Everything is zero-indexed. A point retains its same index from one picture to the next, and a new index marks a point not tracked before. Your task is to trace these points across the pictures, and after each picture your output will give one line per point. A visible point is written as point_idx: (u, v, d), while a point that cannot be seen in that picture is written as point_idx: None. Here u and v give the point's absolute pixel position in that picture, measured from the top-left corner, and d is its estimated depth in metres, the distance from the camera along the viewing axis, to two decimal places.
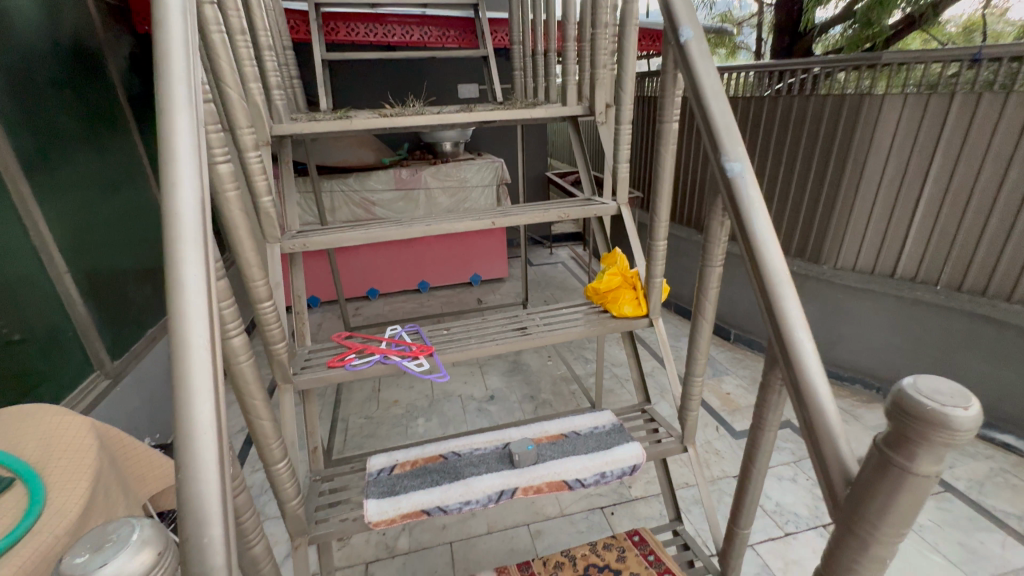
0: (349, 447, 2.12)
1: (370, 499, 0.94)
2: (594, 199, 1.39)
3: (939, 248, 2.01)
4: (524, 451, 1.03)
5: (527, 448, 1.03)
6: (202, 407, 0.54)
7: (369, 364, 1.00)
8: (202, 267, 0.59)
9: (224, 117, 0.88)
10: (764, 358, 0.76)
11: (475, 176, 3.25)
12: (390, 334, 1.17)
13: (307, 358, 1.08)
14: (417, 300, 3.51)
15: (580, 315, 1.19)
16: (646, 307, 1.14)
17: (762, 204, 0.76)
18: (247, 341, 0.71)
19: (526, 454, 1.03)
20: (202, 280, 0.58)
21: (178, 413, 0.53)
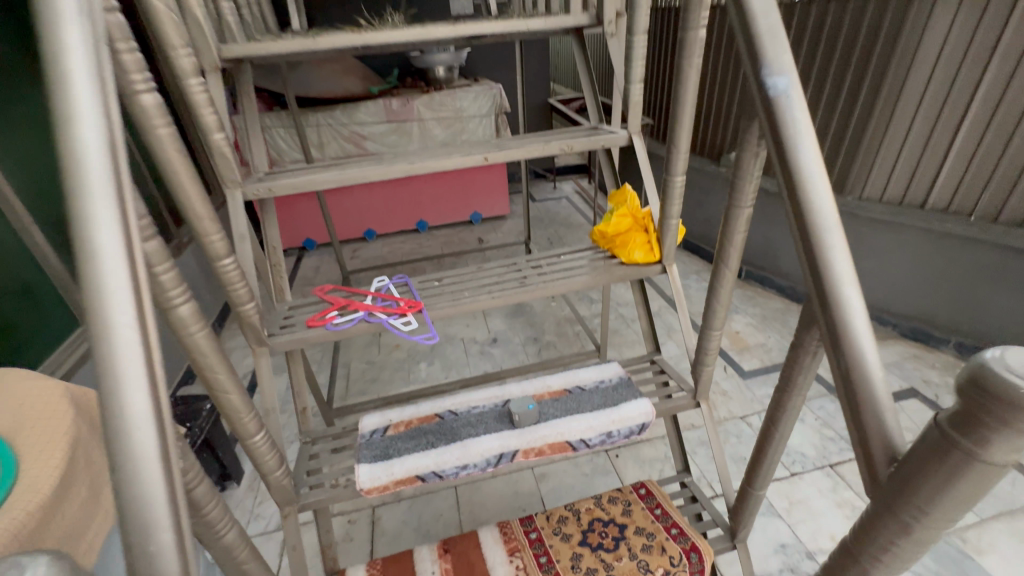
0: (353, 393, 2.10)
1: (362, 465, 0.89)
2: (602, 129, 1.22)
3: (978, 177, 1.82)
4: (524, 410, 0.96)
5: (527, 408, 0.96)
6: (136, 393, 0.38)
7: (352, 323, 0.91)
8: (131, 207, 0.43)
9: (151, 35, 0.72)
10: (800, 316, 0.64)
11: (472, 105, 3.00)
12: (376, 287, 1.07)
13: (287, 316, 0.99)
14: (416, 240, 3.38)
15: (585, 261, 1.07)
16: (659, 253, 1.02)
17: (810, 128, 0.62)
18: (198, 310, 0.61)
19: (526, 414, 0.96)
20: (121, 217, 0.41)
21: (101, 397, 0.38)
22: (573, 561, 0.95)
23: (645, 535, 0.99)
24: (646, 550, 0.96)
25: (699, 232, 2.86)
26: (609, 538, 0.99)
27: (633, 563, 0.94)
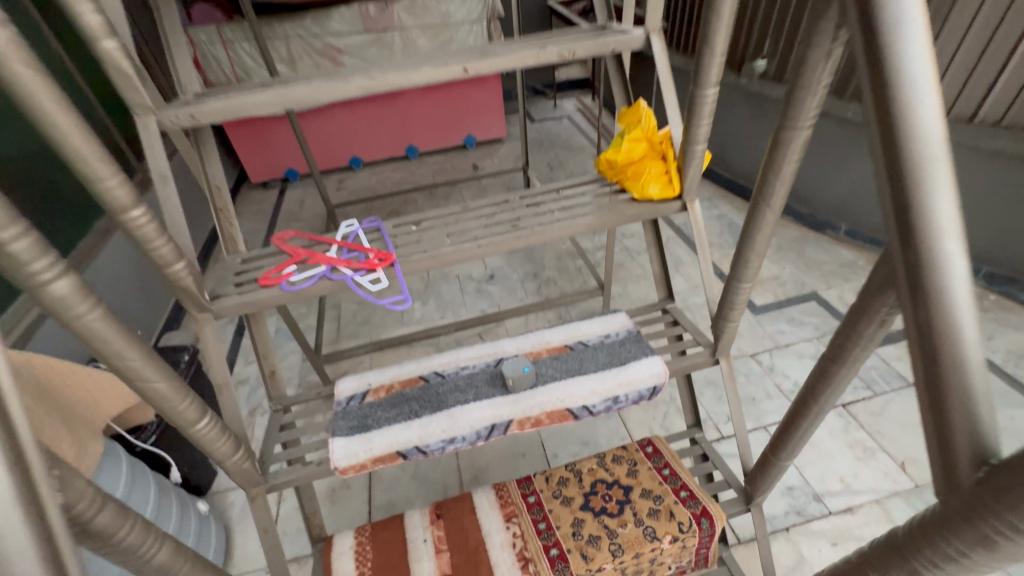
0: (344, 336, 2.00)
1: (337, 438, 0.79)
2: (611, 28, 0.98)
3: None
4: (518, 372, 0.84)
5: (521, 370, 0.84)
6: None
7: (313, 281, 0.76)
8: None
9: None
10: (880, 273, 0.48)
11: (460, 9, 2.61)
12: (344, 233, 0.91)
13: (239, 270, 0.84)
14: (406, 168, 3.13)
15: (590, 198, 0.90)
16: (679, 186, 0.84)
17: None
18: (82, 285, 0.46)
19: (520, 377, 0.84)
20: None
21: None
22: (573, 528, 0.88)
23: (652, 499, 0.91)
24: (652, 516, 0.88)
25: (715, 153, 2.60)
26: (613, 502, 0.91)
27: (639, 530, 0.87)
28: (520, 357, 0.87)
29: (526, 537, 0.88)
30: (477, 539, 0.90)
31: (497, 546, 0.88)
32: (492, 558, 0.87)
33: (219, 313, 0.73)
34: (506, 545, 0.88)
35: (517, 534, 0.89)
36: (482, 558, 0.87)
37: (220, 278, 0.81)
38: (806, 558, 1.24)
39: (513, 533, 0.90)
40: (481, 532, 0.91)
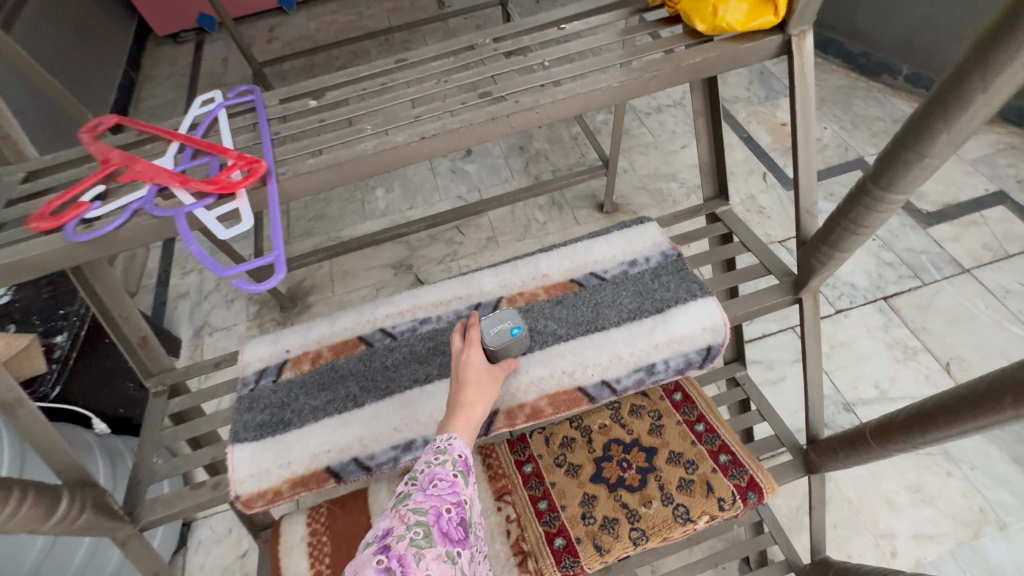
0: (295, 236, 1.66)
1: (238, 446, 0.53)
2: None
3: None
4: (503, 337, 0.54)
5: (509, 336, 0.53)
6: None
7: (127, 217, 0.43)
8: None
9: None
10: None
11: None
12: (198, 116, 0.54)
13: (19, 195, 0.49)
14: (352, 8, 2.45)
15: (616, 38, 0.52)
16: (784, 8, 0.46)
17: None
18: None
19: (507, 346, 0.53)
20: None
21: None
22: (583, 508, 0.69)
23: (683, 465, 0.71)
24: (684, 490, 0.68)
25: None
26: (633, 471, 0.71)
27: (667, 510, 0.67)
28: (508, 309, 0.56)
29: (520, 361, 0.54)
30: (457, 365, 0.51)
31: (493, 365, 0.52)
32: (495, 385, 0.51)
33: None
34: (502, 368, 0.53)
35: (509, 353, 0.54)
36: (486, 382, 0.50)
37: None
38: (832, 474, 1.11)
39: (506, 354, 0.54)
40: (454, 355, 0.53)
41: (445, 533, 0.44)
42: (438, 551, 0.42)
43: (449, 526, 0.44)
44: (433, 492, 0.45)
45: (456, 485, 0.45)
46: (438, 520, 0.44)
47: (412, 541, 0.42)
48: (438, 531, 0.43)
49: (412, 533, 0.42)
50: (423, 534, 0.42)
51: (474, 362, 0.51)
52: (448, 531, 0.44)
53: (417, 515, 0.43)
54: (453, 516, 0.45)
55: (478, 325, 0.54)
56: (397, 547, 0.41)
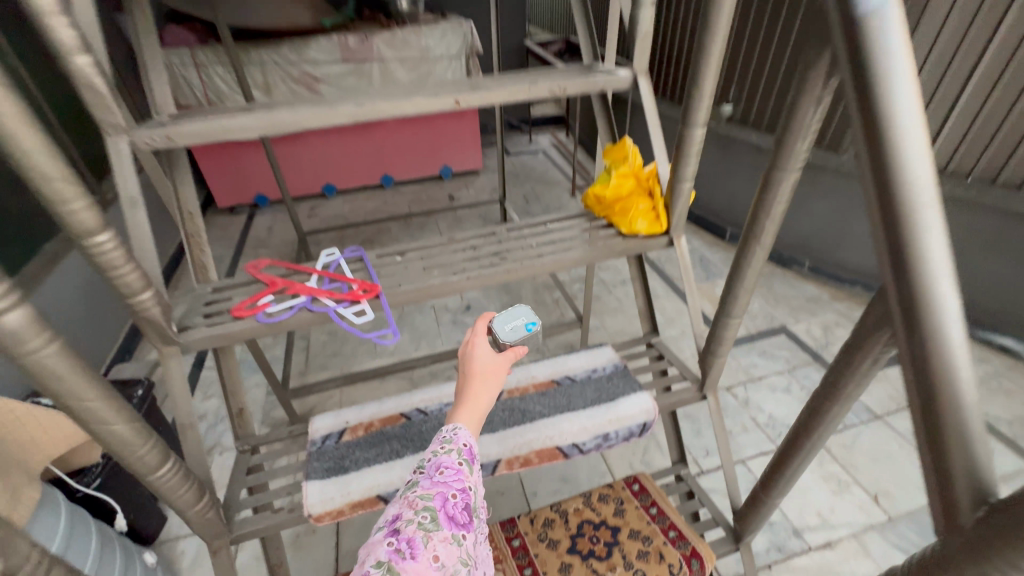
0: (312, 368, 1.89)
1: (311, 481, 0.74)
2: (597, 66, 0.99)
3: (983, 133, 1.64)
4: (517, 332, 0.65)
5: (521, 333, 0.65)
6: None
7: (292, 312, 0.73)
8: None
9: None
10: (874, 311, 0.49)
11: (439, 44, 2.62)
12: (325, 262, 0.88)
13: (209, 301, 0.78)
14: (380, 197, 3.10)
15: (577, 232, 0.90)
16: (667, 222, 0.85)
17: (911, 55, 0.40)
18: (37, 317, 0.42)
19: (520, 341, 0.65)
20: None
21: None
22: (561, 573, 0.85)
23: (641, 540, 0.88)
24: (642, 558, 0.85)
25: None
26: (601, 544, 0.88)
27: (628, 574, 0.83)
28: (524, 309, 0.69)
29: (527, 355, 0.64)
30: (470, 354, 0.63)
31: (498, 359, 0.63)
32: (497, 376, 0.62)
33: (187, 346, 0.67)
34: (508, 357, 0.63)
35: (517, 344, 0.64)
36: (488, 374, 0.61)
37: (188, 308, 0.75)
38: None
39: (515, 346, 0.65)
40: (469, 347, 0.65)
41: (450, 518, 0.50)
42: (443, 533, 0.48)
43: (456, 511, 0.51)
44: (439, 480, 0.52)
45: (461, 473, 0.53)
46: (445, 505, 0.50)
47: (420, 525, 0.48)
48: (444, 516, 0.50)
49: (420, 518, 0.49)
50: (431, 518, 0.49)
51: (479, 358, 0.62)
52: (454, 515, 0.50)
53: (424, 502, 0.50)
54: (459, 501, 0.51)
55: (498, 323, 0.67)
56: (405, 530, 0.47)
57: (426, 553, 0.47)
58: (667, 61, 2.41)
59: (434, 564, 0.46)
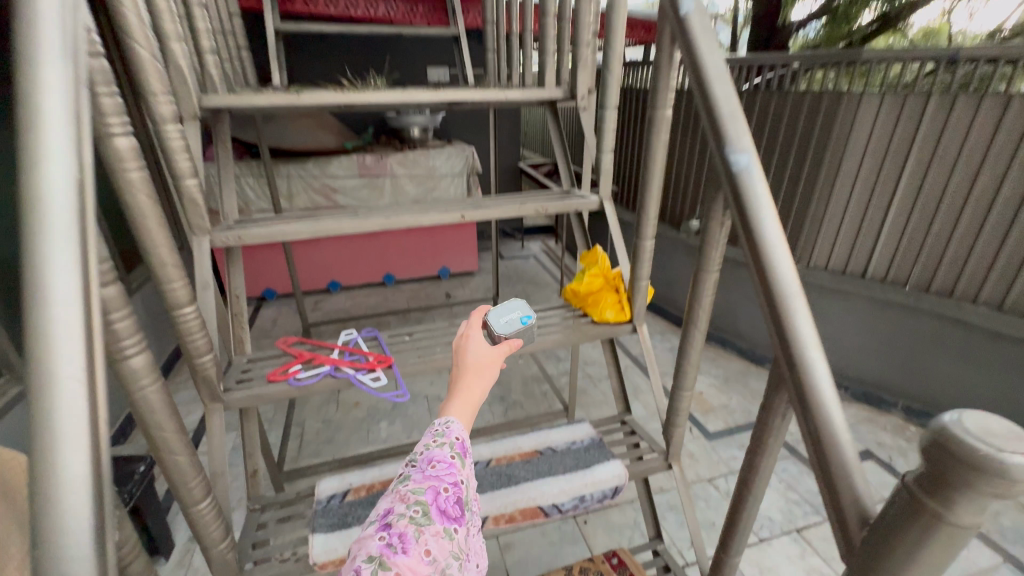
0: (304, 455, 1.93)
1: (317, 534, 0.82)
2: (574, 192, 1.25)
3: (910, 249, 1.97)
4: (511, 327, 0.74)
5: (516, 326, 0.74)
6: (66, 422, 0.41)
7: (318, 377, 0.87)
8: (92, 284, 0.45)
9: (134, 84, 0.72)
10: (770, 377, 0.66)
11: (445, 165, 3.02)
12: (344, 340, 1.04)
13: (245, 369, 0.92)
14: (381, 293, 3.32)
15: (558, 320, 1.07)
16: (630, 312, 1.04)
17: (771, 202, 0.65)
18: (151, 361, 0.56)
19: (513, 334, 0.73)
20: (79, 259, 0.45)
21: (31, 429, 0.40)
22: None
23: None
24: None
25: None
26: None
27: None
28: (519, 305, 0.78)
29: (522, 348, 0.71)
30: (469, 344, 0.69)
31: (493, 350, 0.69)
32: (493, 366, 0.68)
33: (228, 403, 0.81)
34: (503, 346, 0.70)
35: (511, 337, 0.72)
36: (484, 365, 0.67)
37: (228, 374, 0.89)
38: None
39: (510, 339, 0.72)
40: (465, 340, 0.70)
41: (441, 511, 0.54)
42: (434, 527, 0.53)
43: (446, 505, 0.55)
44: (432, 475, 0.57)
45: (452, 467, 0.58)
46: (437, 499, 0.55)
47: (412, 519, 0.52)
48: (435, 510, 0.54)
49: (412, 512, 0.52)
50: (422, 513, 0.53)
51: (476, 349, 0.68)
52: (446, 509, 0.55)
53: (416, 496, 0.54)
54: (450, 495, 0.56)
55: (494, 318, 0.74)
56: (398, 526, 0.51)
57: (417, 547, 0.50)
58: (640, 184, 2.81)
59: (426, 558, 0.50)
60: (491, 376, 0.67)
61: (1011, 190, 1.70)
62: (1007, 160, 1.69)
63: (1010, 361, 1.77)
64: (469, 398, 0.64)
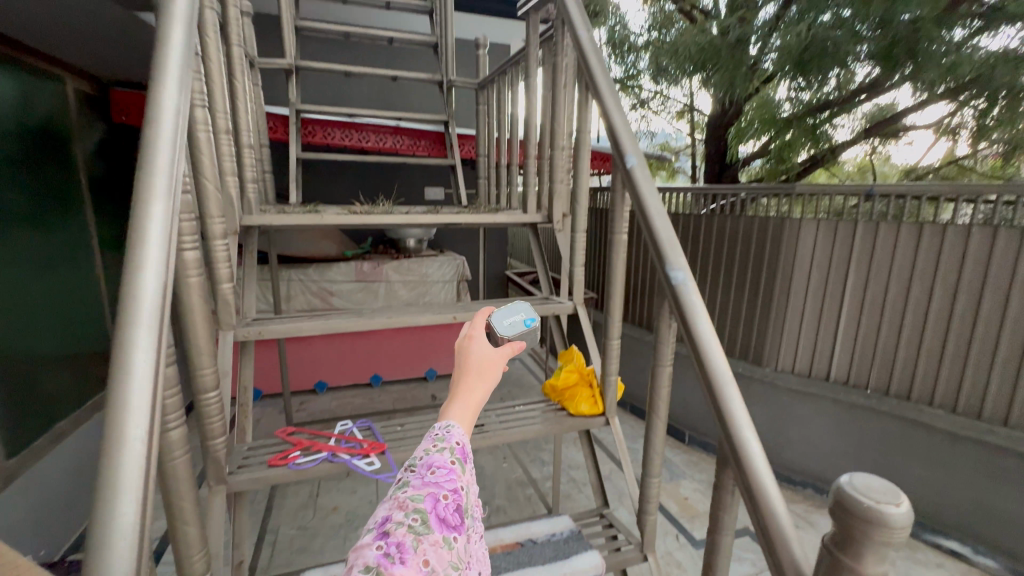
0: (275, 565, 1.82)
1: None
2: (552, 297, 1.43)
3: (864, 354, 2.15)
4: (515, 328, 0.73)
5: (519, 329, 0.73)
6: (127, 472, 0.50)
7: (315, 462, 0.95)
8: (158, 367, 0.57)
9: (196, 208, 0.91)
10: (717, 458, 0.76)
11: (437, 272, 3.26)
12: (339, 430, 1.12)
13: (245, 455, 0.99)
14: (367, 394, 3.33)
15: (537, 413, 1.17)
16: (602, 406, 1.15)
17: (703, 308, 0.82)
18: (186, 436, 0.67)
19: (517, 336, 0.72)
20: (153, 344, 0.57)
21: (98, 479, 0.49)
22: None
23: None
24: None
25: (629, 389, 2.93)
26: None
27: None
28: (523, 307, 0.77)
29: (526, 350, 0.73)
30: (472, 347, 0.70)
31: (496, 351, 0.70)
32: (496, 368, 0.69)
33: (232, 485, 0.88)
34: (506, 352, 0.71)
35: (515, 339, 0.72)
36: (487, 368, 0.68)
37: (231, 459, 0.96)
38: None
39: (514, 341, 0.72)
40: (471, 339, 0.71)
41: (441, 519, 0.54)
42: (434, 537, 0.52)
43: (446, 513, 0.55)
44: (431, 481, 0.57)
45: (453, 473, 0.58)
46: (436, 507, 0.55)
47: (410, 528, 0.51)
48: (434, 518, 0.54)
49: (411, 520, 0.52)
50: (421, 522, 0.53)
51: (479, 352, 0.69)
52: (445, 518, 0.55)
53: (415, 504, 0.54)
54: (449, 503, 0.56)
55: (498, 320, 0.73)
56: (396, 534, 0.51)
57: (415, 557, 0.50)
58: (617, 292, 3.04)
59: (423, 569, 0.49)
60: (492, 379, 0.68)
61: (939, 302, 1.92)
62: (931, 277, 1.93)
63: (972, 462, 1.84)
64: (469, 403, 0.66)
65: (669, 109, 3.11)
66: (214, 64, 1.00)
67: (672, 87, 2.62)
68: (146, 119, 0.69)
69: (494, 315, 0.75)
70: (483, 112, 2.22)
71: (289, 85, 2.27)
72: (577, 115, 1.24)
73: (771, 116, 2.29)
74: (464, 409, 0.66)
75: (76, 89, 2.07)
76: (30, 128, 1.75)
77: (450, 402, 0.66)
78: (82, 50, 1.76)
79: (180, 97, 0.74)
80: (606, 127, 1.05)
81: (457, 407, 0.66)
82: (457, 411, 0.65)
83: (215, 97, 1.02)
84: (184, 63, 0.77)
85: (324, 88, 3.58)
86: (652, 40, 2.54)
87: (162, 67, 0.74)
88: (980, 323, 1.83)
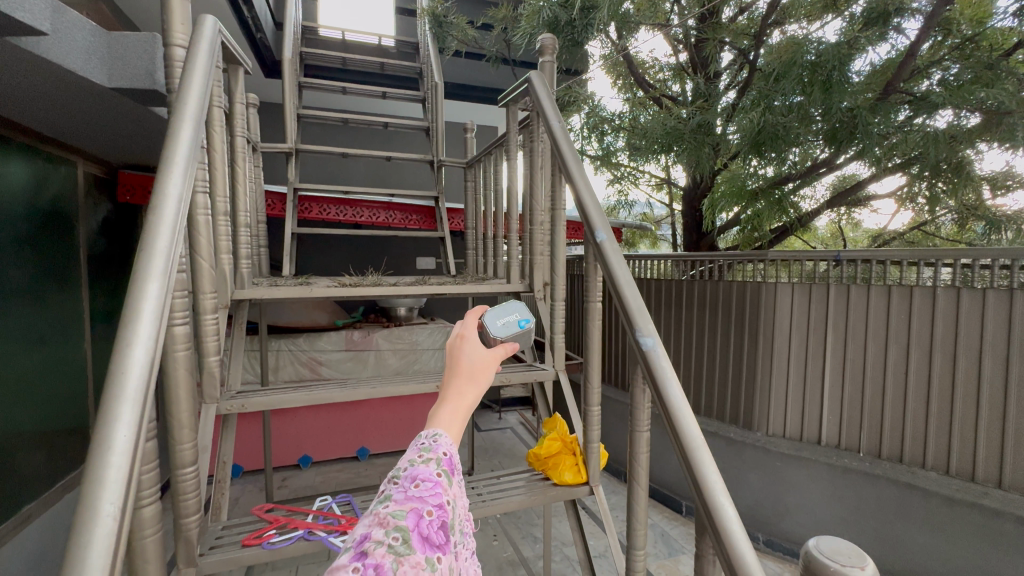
0: None
1: None
2: (535, 365, 1.45)
3: (852, 416, 2.15)
4: (509, 329, 0.77)
5: (513, 329, 0.76)
6: (95, 552, 0.49)
7: (290, 541, 0.92)
8: (139, 444, 0.58)
9: (190, 283, 0.95)
10: (696, 526, 0.76)
11: (427, 339, 3.27)
12: (318, 506, 1.10)
13: (218, 536, 0.96)
14: (353, 468, 3.22)
15: (521, 483, 1.16)
16: (586, 474, 1.15)
17: (673, 372, 0.85)
18: (159, 513, 0.67)
19: (511, 337, 0.76)
20: (136, 419, 0.58)
21: (67, 558, 0.48)
22: None
23: None
24: None
25: (623, 458, 2.86)
26: None
27: None
28: (518, 307, 0.80)
29: (517, 353, 0.74)
30: (465, 350, 0.69)
31: (489, 353, 0.70)
32: (488, 371, 0.68)
33: (202, 568, 0.85)
34: (495, 356, 0.70)
35: (508, 342, 0.74)
36: (479, 370, 0.68)
37: (203, 541, 0.93)
38: None
39: (505, 342, 0.75)
40: (462, 344, 0.70)
41: (423, 539, 0.49)
42: (416, 558, 0.47)
43: (429, 531, 0.51)
44: (415, 496, 0.53)
45: (439, 487, 0.54)
46: (419, 525, 0.50)
47: (390, 548, 0.47)
48: (416, 538, 0.49)
49: (390, 538, 0.48)
50: (402, 542, 0.48)
51: (472, 354, 0.69)
52: (428, 536, 0.50)
53: (397, 521, 0.49)
54: (433, 519, 0.51)
55: (491, 319, 0.77)
56: (374, 554, 0.46)
57: None
58: (605, 357, 3.07)
59: None
60: (483, 383, 0.67)
61: (917, 363, 1.96)
62: (906, 338, 1.98)
63: (973, 529, 1.79)
64: (459, 407, 0.64)
65: (647, 181, 3.32)
66: (217, 154, 1.10)
67: (647, 164, 2.83)
68: (150, 206, 0.75)
69: (486, 317, 0.77)
70: (470, 188, 2.36)
71: (289, 166, 2.43)
72: (552, 194, 1.34)
73: (740, 188, 2.37)
74: (453, 415, 0.63)
75: (87, 172, 2.20)
76: (39, 210, 1.83)
77: (438, 407, 0.64)
78: (96, 138, 1.88)
79: (183, 185, 0.81)
80: (577, 205, 1.13)
81: (447, 412, 0.63)
82: (447, 417, 0.63)
83: (217, 183, 1.11)
84: (191, 156, 0.85)
85: (322, 167, 3.80)
86: (627, 124, 2.76)
87: (170, 158, 0.81)
88: (959, 383, 1.87)
